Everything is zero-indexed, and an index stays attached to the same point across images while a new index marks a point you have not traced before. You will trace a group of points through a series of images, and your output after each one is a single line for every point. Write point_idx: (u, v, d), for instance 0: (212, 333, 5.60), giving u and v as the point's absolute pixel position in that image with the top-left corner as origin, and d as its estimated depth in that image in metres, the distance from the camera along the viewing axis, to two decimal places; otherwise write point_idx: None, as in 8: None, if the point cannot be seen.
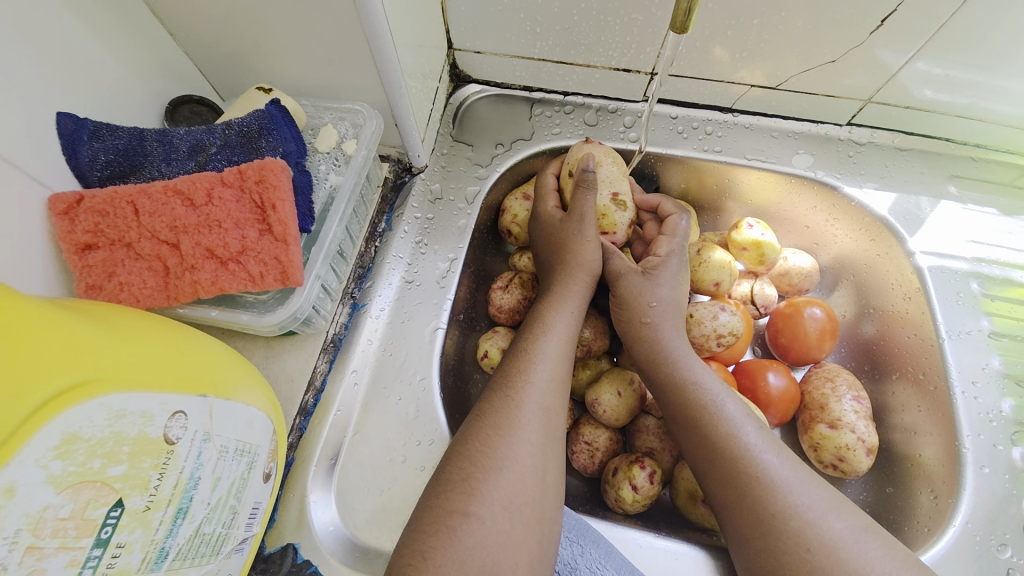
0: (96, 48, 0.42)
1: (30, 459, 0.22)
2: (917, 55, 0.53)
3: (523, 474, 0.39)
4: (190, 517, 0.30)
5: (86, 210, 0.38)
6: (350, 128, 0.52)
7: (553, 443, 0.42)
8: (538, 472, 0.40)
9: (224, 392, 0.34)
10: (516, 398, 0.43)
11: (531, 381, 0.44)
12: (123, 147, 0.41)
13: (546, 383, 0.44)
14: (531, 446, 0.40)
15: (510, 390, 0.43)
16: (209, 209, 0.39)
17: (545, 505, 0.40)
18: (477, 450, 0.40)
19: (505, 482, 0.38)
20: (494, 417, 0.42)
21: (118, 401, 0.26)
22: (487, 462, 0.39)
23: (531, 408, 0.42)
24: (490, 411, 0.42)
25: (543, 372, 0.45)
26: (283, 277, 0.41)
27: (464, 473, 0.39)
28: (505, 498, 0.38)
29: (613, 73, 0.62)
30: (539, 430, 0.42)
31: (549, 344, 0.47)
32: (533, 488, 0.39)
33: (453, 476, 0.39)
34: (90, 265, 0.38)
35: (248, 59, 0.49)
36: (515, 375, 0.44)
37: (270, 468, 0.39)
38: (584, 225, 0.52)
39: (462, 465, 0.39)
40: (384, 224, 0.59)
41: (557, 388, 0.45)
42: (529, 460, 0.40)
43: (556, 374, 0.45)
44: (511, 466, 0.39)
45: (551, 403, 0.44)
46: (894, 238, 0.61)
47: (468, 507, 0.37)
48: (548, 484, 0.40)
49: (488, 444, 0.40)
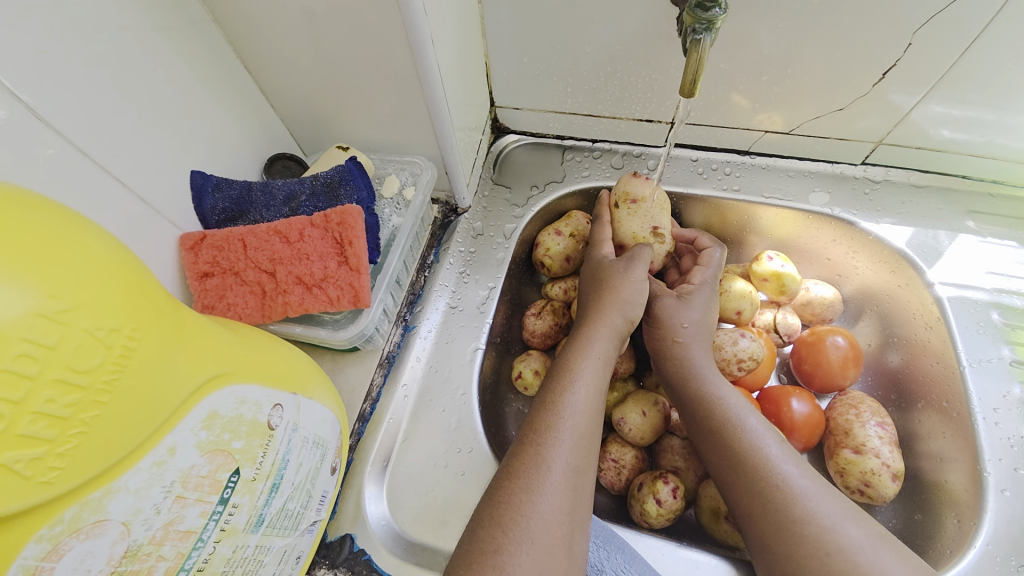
0: (221, 120, 0.53)
1: (188, 427, 0.30)
2: (929, 96, 0.57)
3: (551, 531, 0.42)
4: (280, 493, 0.38)
5: (208, 246, 0.48)
6: (409, 177, 0.61)
7: (580, 497, 0.46)
8: (567, 534, 0.43)
9: (308, 393, 0.42)
10: (546, 459, 0.45)
11: (561, 437, 0.47)
12: (235, 197, 0.51)
13: (574, 438, 0.47)
14: (559, 506, 0.43)
15: (540, 449, 0.46)
16: (300, 244, 0.49)
17: (573, 560, 0.43)
18: (509, 513, 0.42)
19: (534, 543, 0.41)
20: (526, 478, 0.44)
21: (242, 391, 0.34)
22: (518, 534, 0.41)
23: (559, 467, 0.45)
24: (521, 473, 0.45)
25: (571, 428, 0.48)
26: (355, 300, 0.49)
27: (497, 544, 0.41)
28: (534, 564, 0.40)
29: (637, 123, 0.69)
30: (567, 488, 0.45)
31: (575, 397, 0.50)
32: (561, 548, 0.42)
33: (486, 544, 0.41)
34: (207, 289, 0.47)
35: (329, 123, 0.60)
36: (545, 430, 0.48)
37: (335, 462, 0.46)
38: (634, 268, 0.58)
39: (494, 532, 0.41)
40: (432, 257, 0.68)
41: (585, 444, 0.48)
42: (557, 522, 0.43)
43: (585, 426, 0.49)
44: (539, 526, 0.42)
45: (579, 463, 0.46)
46: (913, 270, 0.64)
47: (500, 573, 0.39)
48: (574, 548, 0.43)
49: (519, 508, 0.42)
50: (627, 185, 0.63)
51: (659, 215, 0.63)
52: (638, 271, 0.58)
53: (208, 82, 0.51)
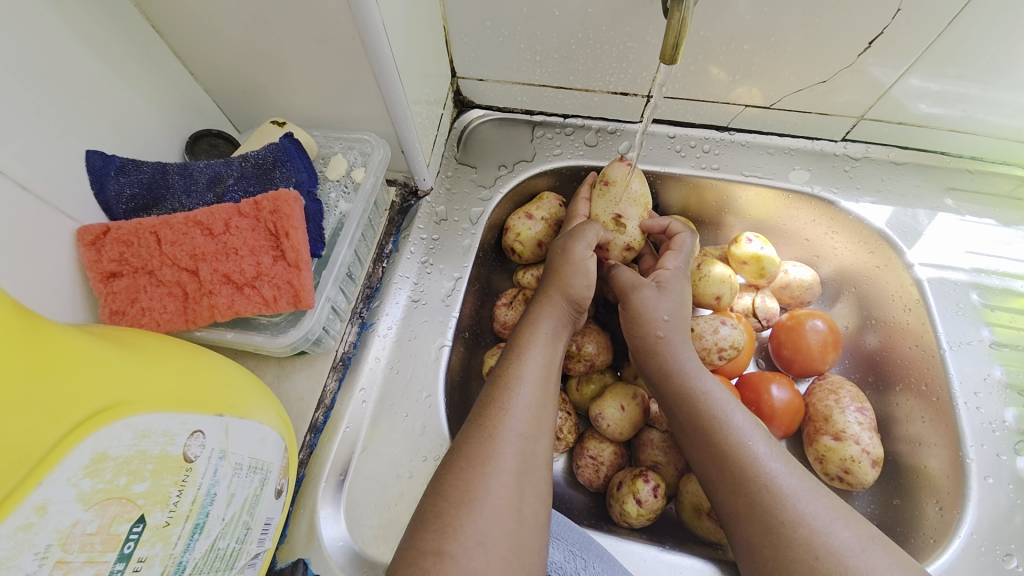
0: (123, 89, 0.45)
1: (62, 478, 0.24)
2: (911, 70, 0.54)
3: (498, 506, 0.39)
4: (206, 532, 0.32)
5: (112, 240, 0.40)
6: (358, 156, 0.54)
7: (530, 471, 0.42)
8: (513, 503, 0.40)
9: (239, 411, 0.36)
10: (491, 428, 0.43)
11: (509, 409, 0.44)
12: (146, 181, 0.44)
13: (525, 409, 0.45)
14: (506, 477, 0.40)
15: (485, 419, 0.44)
16: (226, 237, 0.42)
17: (521, 539, 0.39)
18: (450, 484, 0.40)
19: (479, 516, 0.38)
20: (468, 448, 0.42)
21: (142, 422, 0.28)
22: (460, 496, 0.39)
23: (507, 437, 0.42)
24: (465, 443, 0.43)
25: (522, 399, 0.45)
26: (295, 300, 0.43)
27: (438, 509, 0.39)
28: (479, 534, 0.37)
29: (611, 96, 0.64)
30: (515, 459, 0.42)
31: (526, 369, 0.47)
32: (509, 521, 0.39)
33: (427, 514, 0.39)
34: (114, 292, 0.40)
35: (263, 94, 0.52)
36: (491, 404, 0.45)
37: (281, 484, 0.41)
38: (575, 246, 0.54)
39: (436, 501, 0.39)
40: (390, 246, 0.61)
41: (537, 413, 0.45)
42: (504, 491, 0.40)
43: (535, 400, 0.46)
44: (485, 499, 0.39)
45: (529, 429, 0.44)
46: (892, 250, 0.62)
47: (442, 546, 0.36)
48: (525, 516, 0.40)
49: (461, 477, 0.40)
50: (625, 172, 0.58)
51: (625, 203, 0.58)
52: (580, 250, 0.54)
53: (105, 43, 0.42)
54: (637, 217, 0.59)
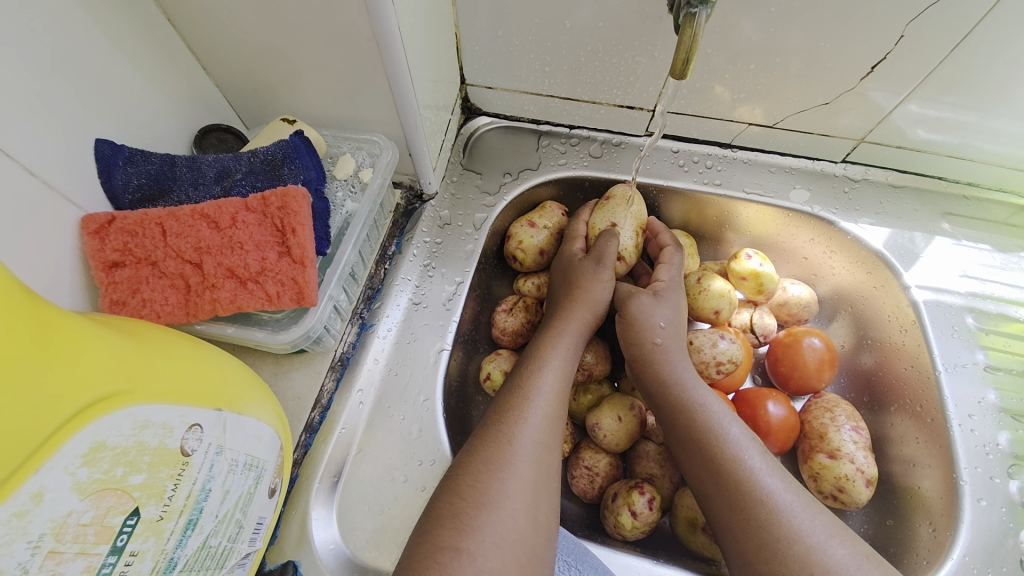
0: (135, 80, 0.45)
1: (59, 466, 0.24)
2: (910, 96, 0.55)
3: (515, 510, 0.39)
4: (198, 529, 0.32)
5: (117, 230, 0.40)
6: (367, 157, 0.55)
7: (546, 481, 0.42)
8: (530, 509, 0.40)
9: (238, 407, 0.35)
10: (508, 434, 0.43)
11: (526, 417, 0.44)
12: (154, 172, 0.44)
13: (541, 419, 0.45)
14: (523, 482, 0.40)
15: (502, 425, 0.44)
16: (232, 231, 0.42)
17: (535, 546, 0.39)
18: (467, 485, 0.40)
19: (495, 518, 0.38)
20: (485, 452, 0.42)
21: (142, 413, 0.28)
22: (478, 497, 0.39)
23: (523, 443, 0.42)
24: (479, 446, 0.42)
25: (539, 409, 0.45)
26: (298, 297, 0.43)
27: (454, 509, 0.38)
28: (495, 536, 0.37)
29: (617, 109, 0.65)
30: (532, 466, 0.42)
31: (544, 380, 0.48)
32: (525, 526, 0.39)
33: (443, 511, 0.38)
34: (116, 282, 0.40)
35: (274, 92, 0.53)
36: (507, 412, 0.45)
37: (275, 483, 0.40)
38: (599, 265, 0.55)
39: (451, 500, 0.39)
40: (393, 248, 0.61)
41: (552, 424, 0.45)
42: (521, 497, 0.40)
43: (551, 411, 0.46)
44: (502, 503, 0.39)
45: (545, 439, 0.44)
46: (889, 272, 0.62)
47: (458, 543, 0.36)
48: (539, 521, 0.40)
49: (478, 480, 0.40)
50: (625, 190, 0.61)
51: (622, 214, 0.59)
52: (606, 272, 0.55)
53: (119, 35, 0.43)
54: (631, 229, 0.60)
